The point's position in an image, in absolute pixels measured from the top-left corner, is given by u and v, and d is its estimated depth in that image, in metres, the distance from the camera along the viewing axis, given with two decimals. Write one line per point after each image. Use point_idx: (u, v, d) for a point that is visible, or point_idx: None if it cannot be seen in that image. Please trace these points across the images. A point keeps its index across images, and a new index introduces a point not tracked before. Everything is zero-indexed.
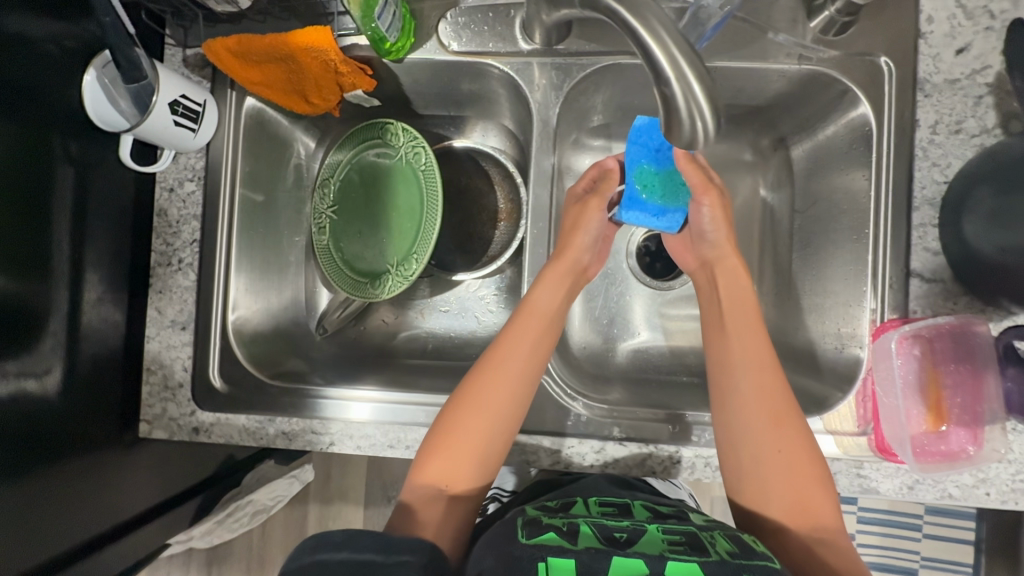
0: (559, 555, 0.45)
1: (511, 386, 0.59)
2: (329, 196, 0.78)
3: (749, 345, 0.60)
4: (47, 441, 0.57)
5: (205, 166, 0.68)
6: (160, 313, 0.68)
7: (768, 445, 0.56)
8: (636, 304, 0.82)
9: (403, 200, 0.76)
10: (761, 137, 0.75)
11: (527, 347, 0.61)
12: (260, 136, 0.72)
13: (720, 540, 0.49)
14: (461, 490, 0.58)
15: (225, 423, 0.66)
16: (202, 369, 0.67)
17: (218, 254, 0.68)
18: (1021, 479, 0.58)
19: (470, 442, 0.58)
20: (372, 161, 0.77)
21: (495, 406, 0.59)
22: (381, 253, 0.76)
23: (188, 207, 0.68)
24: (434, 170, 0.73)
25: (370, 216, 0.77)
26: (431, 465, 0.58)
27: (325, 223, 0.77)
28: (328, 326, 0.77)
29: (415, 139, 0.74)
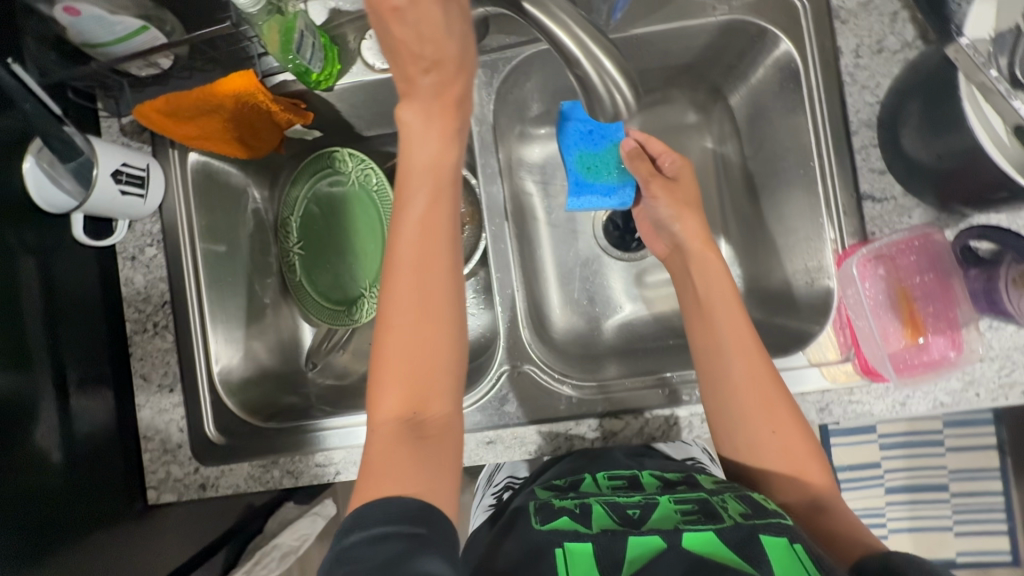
0: (575, 541, 0.45)
1: (428, 261, 0.52)
2: (293, 234, 0.79)
3: (732, 315, 0.59)
4: (54, 522, 0.58)
5: (162, 230, 0.68)
6: (147, 380, 0.68)
7: (761, 415, 0.56)
8: (613, 279, 0.82)
9: (364, 226, 0.77)
10: (698, 92, 0.76)
11: (425, 251, 0.52)
12: (212, 188, 0.72)
13: (731, 503, 0.50)
14: (434, 410, 0.50)
15: (231, 474, 0.66)
16: (197, 426, 0.67)
17: (191, 312, 0.68)
18: (1007, 374, 0.59)
19: (416, 365, 0.50)
20: (328, 192, 0.78)
21: (426, 304, 0.51)
22: (353, 280, 0.77)
23: (152, 272, 0.68)
24: (387, 189, 0.74)
25: (337, 246, 0.79)
26: (387, 397, 0.49)
27: (295, 261, 0.79)
28: (317, 360, 0.77)
29: (364, 162, 0.75)
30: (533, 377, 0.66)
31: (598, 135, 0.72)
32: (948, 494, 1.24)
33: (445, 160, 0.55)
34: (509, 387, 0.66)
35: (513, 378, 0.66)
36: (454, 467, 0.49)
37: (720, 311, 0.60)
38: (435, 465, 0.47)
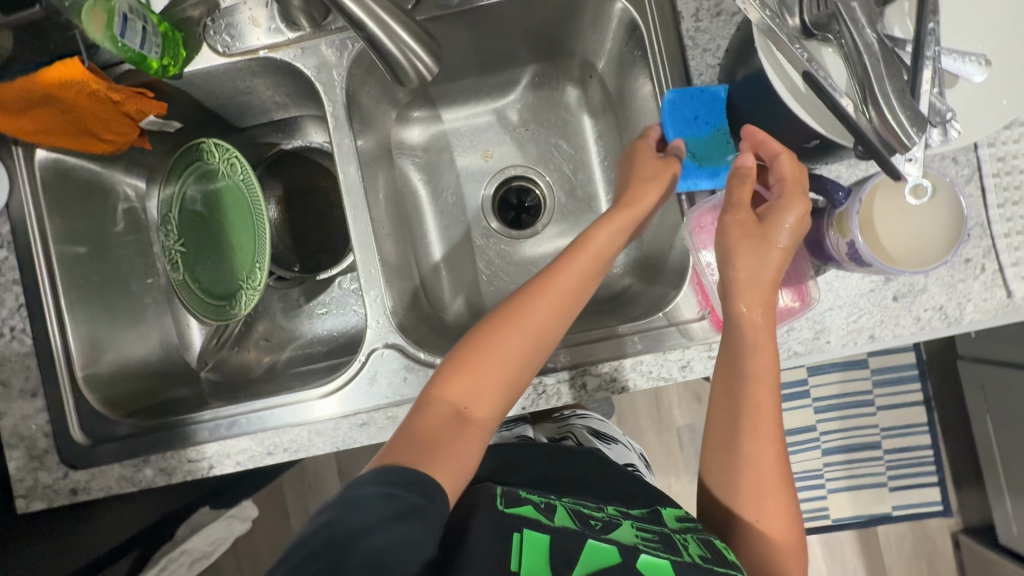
0: (533, 531, 0.44)
1: (552, 307, 0.57)
2: (173, 231, 0.77)
3: (765, 376, 0.53)
4: None
5: (12, 230, 0.66)
6: (8, 386, 0.66)
7: (749, 485, 0.52)
8: (504, 259, 0.82)
9: (238, 215, 0.75)
10: (571, 69, 0.79)
11: (536, 348, 0.57)
12: (67, 186, 0.70)
13: (692, 543, 0.48)
14: (480, 413, 0.55)
15: (101, 476, 0.65)
16: (65, 428, 0.65)
17: (48, 312, 0.67)
18: (853, 320, 0.61)
19: (496, 370, 0.55)
20: (202, 186, 0.77)
21: (530, 330, 0.57)
22: (232, 271, 0.76)
23: (4, 274, 0.66)
24: (250, 175, 0.71)
25: (216, 240, 0.77)
26: (455, 382, 0.55)
27: (177, 257, 0.77)
28: (208, 359, 0.76)
29: (228, 152, 0.73)
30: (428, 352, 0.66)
31: (704, 120, 0.62)
32: (882, 452, 1.26)
33: (645, 203, 0.61)
34: (375, 367, 0.64)
35: (380, 359, 0.64)
36: (467, 452, 0.52)
37: (752, 368, 0.53)
38: (452, 452, 0.51)
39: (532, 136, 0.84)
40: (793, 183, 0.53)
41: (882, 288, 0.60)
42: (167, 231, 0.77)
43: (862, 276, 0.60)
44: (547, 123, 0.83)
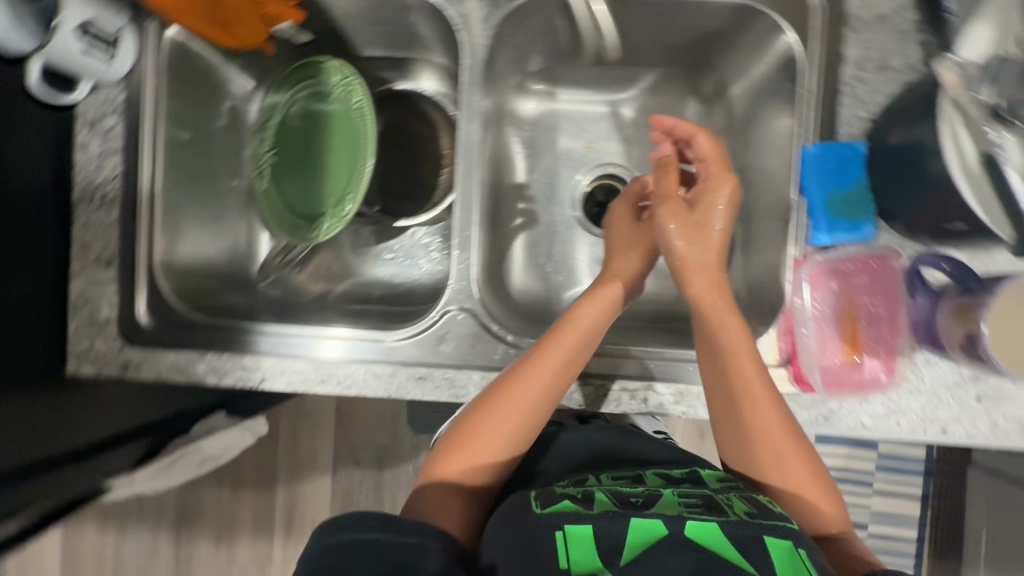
0: (576, 524, 0.46)
1: (553, 376, 0.58)
2: (268, 140, 0.77)
3: (743, 358, 0.56)
4: None
5: (127, 99, 0.65)
6: (85, 249, 0.66)
7: (767, 454, 0.54)
8: (579, 252, 0.81)
9: (340, 141, 0.75)
10: (703, 83, 0.77)
11: (549, 393, 0.58)
12: (187, 68, 0.69)
13: (737, 500, 0.50)
14: (489, 473, 0.57)
15: (154, 360, 0.65)
16: (130, 305, 0.66)
17: (144, 191, 0.66)
18: (929, 409, 0.60)
19: (496, 433, 0.56)
20: (309, 103, 0.76)
21: (513, 402, 0.57)
22: (319, 195, 0.76)
23: (109, 142, 0.65)
24: (367, 108, 0.72)
25: (309, 159, 0.77)
26: (449, 459, 0.56)
27: (266, 166, 0.76)
28: (271, 272, 0.77)
29: (349, 77, 0.72)
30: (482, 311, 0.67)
31: (847, 172, 0.61)
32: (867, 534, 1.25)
33: (625, 271, 0.66)
34: (449, 329, 0.65)
35: (455, 320, 0.65)
36: (473, 500, 0.56)
37: (724, 357, 0.56)
38: (453, 505, 0.55)
39: (641, 140, 0.83)
40: (714, 161, 0.64)
41: (967, 385, 0.59)
42: (263, 138, 0.76)
43: (952, 368, 0.59)
44: (658, 130, 0.81)
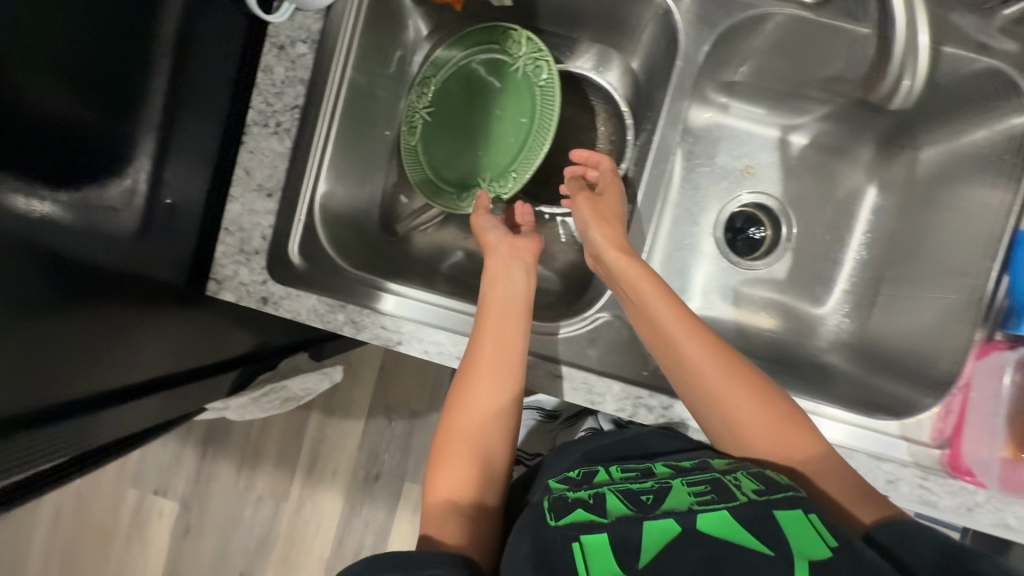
0: (592, 535, 0.46)
1: (512, 350, 0.62)
2: (427, 95, 0.74)
3: (656, 335, 0.61)
4: (77, 282, 0.54)
5: (322, 31, 0.63)
6: (249, 175, 0.64)
7: (750, 420, 0.57)
8: (712, 275, 0.82)
9: (511, 117, 0.73)
10: (890, 135, 0.74)
11: (517, 343, 0.62)
12: (381, 9, 0.67)
13: (743, 480, 0.52)
14: (489, 431, 0.61)
15: (296, 300, 0.64)
16: (284, 241, 0.65)
17: (319, 129, 0.64)
18: None
19: (492, 386, 0.61)
20: (484, 68, 0.73)
21: (501, 362, 0.61)
22: (473, 164, 0.74)
23: (294, 70, 0.63)
24: (555, 86, 0.69)
25: (468, 125, 0.74)
26: (462, 405, 0.62)
27: (418, 122, 0.74)
28: (399, 228, 0.77)
29: (539, 51, 0.70)
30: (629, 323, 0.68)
31: None
32: None
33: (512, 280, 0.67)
34: (602, 331, 0.67)
35: (608, 325, 0.67)
36: (474, 462, 0.59)
37: (663, 328, 0.61)
38: (458, 452, 0.59)
39: (802, 176, 0.81)
40: (611, 174, 0.70)
41: None
42: (423, 93, 0.73)
43: None
44: (823, 169, 0.80)
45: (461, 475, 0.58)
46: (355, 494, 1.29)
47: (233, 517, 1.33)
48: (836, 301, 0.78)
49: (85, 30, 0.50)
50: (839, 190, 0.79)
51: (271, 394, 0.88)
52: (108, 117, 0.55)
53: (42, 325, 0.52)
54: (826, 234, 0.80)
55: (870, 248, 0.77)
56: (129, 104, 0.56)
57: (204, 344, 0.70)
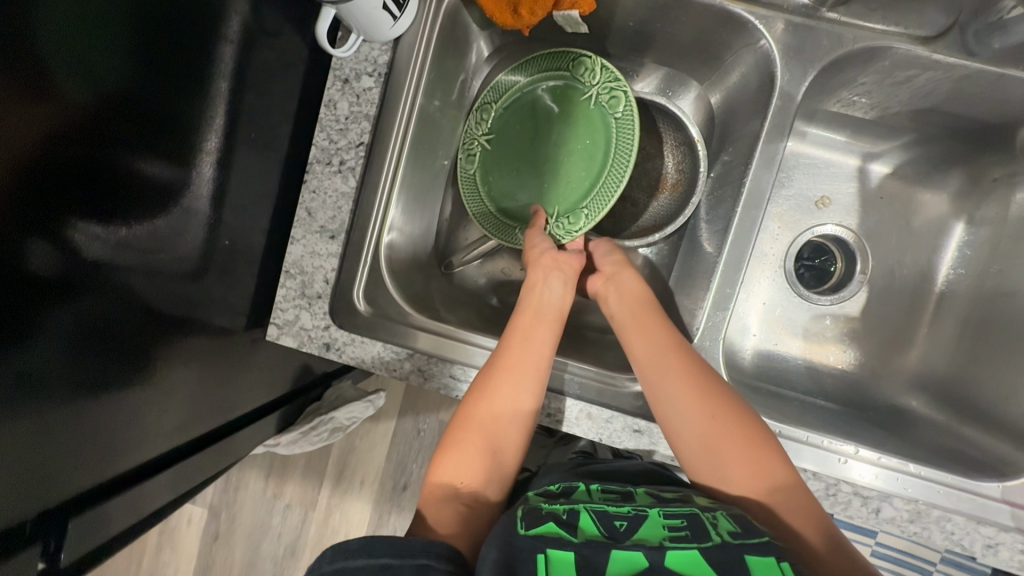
0: (558, 550, 0.44)
1: (540, 355, 0.60)
2: (488, 122, 0.69)
3: (654, 364, 0.59)
4: (126, 339, 0.53)
5: (389, 64, 0.60)
6: (310, 216, 0.61)
7: (728, 447, 0.55)
8: (782, 311, 0.78)
9: (583, 149, 0.67)
10: (984, 169, 0.69)
11: (543, 352, 0.60)
12: (448, 39, 0.64)
13: (722, 518, 0.49)
14: (502, 437, 0.58)
15: (361, 346, 0.61)
16: (348, 285, 0.62)
17: (385, 167, 0.61)
18: None
19: (513, 396, 0.58)
20: (551, 95, 0.68)
21: (527, 365, 0.59)
22: (539, 197, 0.69)
23: (360, 105, 0.60)
24: (634, 117, 0.63)
25: (534, 156, 0.69)
26: (478, 404, 0.59)
27: (476, 151, 0.69)
28: (454, 264, 0.72)
29: (614, 80, 0.64)
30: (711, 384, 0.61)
31: None
32: None
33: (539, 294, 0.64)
34: None
35: None
36: (480, 464, 0.57)
37: (665, 345, 0.60)
38: (469, 452, 0.57)
39: (879, 206, 0.77)
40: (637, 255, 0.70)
41: None
42: (483, 118, 0.68)
43: None
44: (902, 198, 0.76)
45: (470, 465, 0.57)
46: (383, 503, 1.17)
47: (261, 525, 1.22)
48: (921, 342, 0.73)
49: (164, 66, 0.48)
50: (917, 219, 0.75)
51: (321, 426, 0.89)
52: (179, 150, 0.52)
53: (90, 390, 0.51)
54: (905, 267, 0.76)
55: (956, 284, 0.72)
56: (193, 144, 0.53)
57: (250, 380, 0.70)
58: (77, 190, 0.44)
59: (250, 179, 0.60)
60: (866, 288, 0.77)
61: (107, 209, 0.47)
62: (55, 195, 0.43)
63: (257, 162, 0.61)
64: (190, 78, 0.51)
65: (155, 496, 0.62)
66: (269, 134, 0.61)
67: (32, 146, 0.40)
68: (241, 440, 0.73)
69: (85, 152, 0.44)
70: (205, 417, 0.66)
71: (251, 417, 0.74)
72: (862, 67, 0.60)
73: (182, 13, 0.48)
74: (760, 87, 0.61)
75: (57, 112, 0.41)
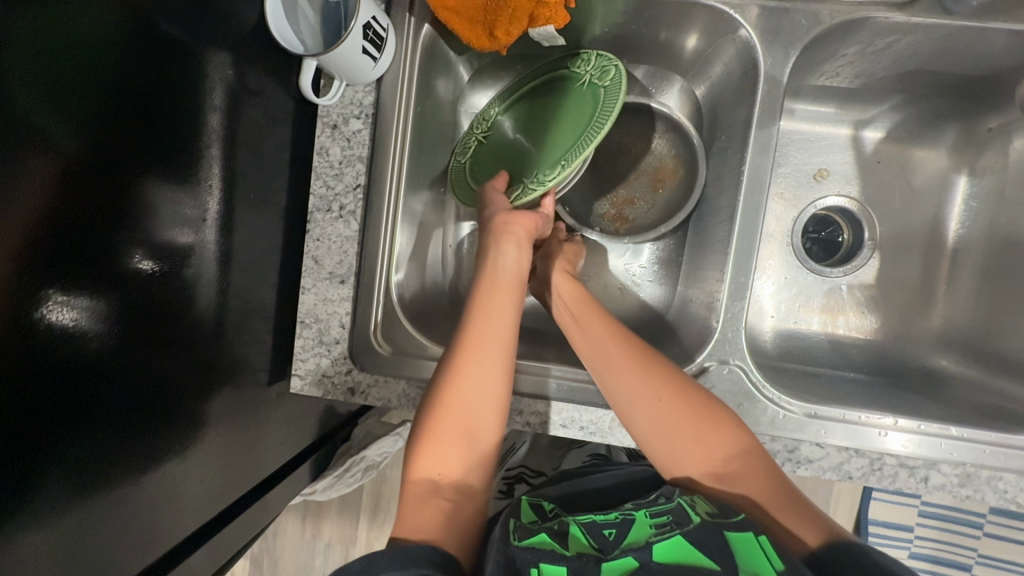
0: (551, 563, 0.43)
1: (501, 330, 0.55)
2: (488, 123, 0.69)
3: (593, 351, 0.59)
4: (146, 410, 0.52)
5: (375, 103, 0.60)
6: (318, 263, 0.61)
7: (673, 421, 0.55)
8: (794, 287, 0.77)
9: (569, 124, 0.63)
10: (979, 119, 0.69)
11: (508, 323, 0.56)
12: (429, 69, 0.65)
13: (698, 502, 0.50)
14: (478, 422, 0.52)
15: (385, 386, 0.61)
16: (364, 328, 0.62)
17: (384, 205, 0.62)
18: None
19: (483, 373, 0.53)
20: (549, 91, 0.67)
21: (488, 338, 0.55)
22: (523, 169, 0.66)
23: (352, 147, 0.61)
24: (623, 81, 0.58)
25: (526, 143, 0.67)
26: (444, 394, 0.53)
27: (473, 146, 0.69)
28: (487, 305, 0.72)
29: (609, 61, 0.62)
30: (738, 377, 0.60)
31: None
32: None
33: (500, 267, 0.59)
34: (711, 383, 0.60)
35: (722, 375, 0.60)
36: (456, 453, 0.52)
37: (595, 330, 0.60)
38: (443, 443, 0.52)
39: (877, 171, 0.77)
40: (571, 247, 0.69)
41: None
42: (482, 119, 0.69)
43: None
44: (899, 160, 0.76)
45: (445, 453, 0.51)
46: None
47: (303, 569, 1.21)
48: (941, 300, 0.72)
49: (151, 132, 0.48)
50: (918, 177, 0.75)
51: (354, 467, 0.90)
52: (179, 212, 0.52)
53: (115, 468, 0.50)
54: (911, 227, 0.75)
55: (967, 239, 0.72)
56: (194, 210, 0.53)
57: (276, 431, 0.70)
58: (75, 266, 0.43)
59: (252, 235, 0.61)
60: (877, 254, 0.77)
61: (106, 279, 0.46)
62: (62, 279, 0.43)
63: (259, 219, 0.61)
64: (179, 147, 0.51)
65: (198, 563, 0.62)
66: (267, 189, 0.62)
67: (28, 226, 0.39)
68: (277, 494, 0.72)
69: (87, 237, 0.44)
70: (238, 477, 0.65)
71: (284, 468, 0.74)
72: (843, 40, 0.61)
73: (163, 86, 0.48)
74: (743, 74, 0.61)
75: (48, 189, 0.40)
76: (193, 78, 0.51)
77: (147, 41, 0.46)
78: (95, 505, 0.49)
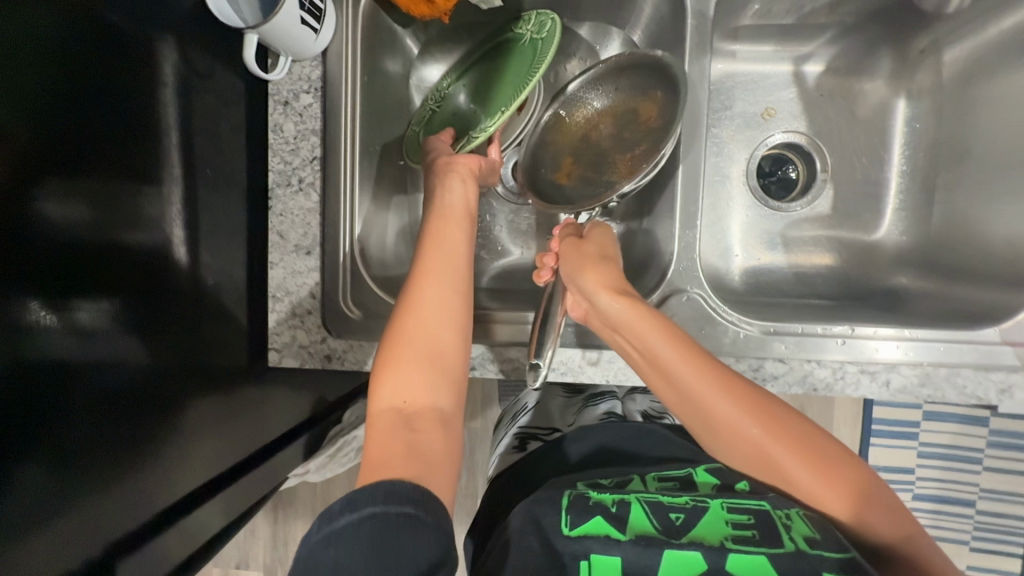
0: (604, 555, 0.45)
1: (454, 260, 0.58)
2: (443, 91, 0.72)
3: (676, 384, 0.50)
4: (130, 396, 0.51)
5: (320, 76, 0.64)
6: (284, 237, 0.67)
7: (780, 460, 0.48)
8: (759, 224, 0.79)
9: (510, 76, 0.66)
10: (910, 41, 0.72)
11: (458, 249, 0.59)
12: (374, 42, 0.67)
13: (796, 520, 0.47)
14: (437, 345, 0.53)
15: (359, 349, 0.66)
16: (333, 295, 0.66)
17: (342, 179, 0.66)
18: None
19: (440, 299, 0.55)
20: (494, 53, 0.70)
21: (439, 265, 0.57)
22: (471, 124, 0.69)
23: (305, 121, 0.66)
24: (556, 30, 0.62)
25: (474, 102, 0.70)
26: (407, 321, 0.54)
27: (428, 113, 0.72)
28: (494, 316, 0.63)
29: (544, 15, 0.65)
30: (697, 303, 0.62)
31: None
32: None
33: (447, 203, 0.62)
34: (674, 314, 0.62)
35: (682, 303, 0.62)
36: (421, 378, 0.52)
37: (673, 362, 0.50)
38: (407, 369, 0.52)
39: (823, 104, 0.78)
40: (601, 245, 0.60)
41: None
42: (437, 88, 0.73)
43: None
44: (842, 91, 0.78)
45: (408, 378, 0.51)
46: None
47: None
48: (896, 222, 0.75)
49: (104, 113, 0.48)
50: (864, 106, 0.77)
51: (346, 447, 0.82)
52: (143, 196, 0.52)
53: (104, 456, 0.49)
54: (864, 156, 0.77)
55: (913, 159, 0.74)
56: (157, 193, 0.53)
57: None
58: (36, 246, 0.43)
59: (219, 218, 0.60)
60: (832, 184, 0.79)
61: (70, 261, 0.46)
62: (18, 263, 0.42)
63: (223, 202, 0.61)
64: (135, 127, 0.51)
65: None
66: (229, 172, 0.62)
67: None
68: None
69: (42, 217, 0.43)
70: None
71: None
72: None
73: (111, 65, 0.49)
74: (673, 15, 0.64)
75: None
76: (142, 59, 0.51)
77: (91, 20, 0.47)
78: (83, 496, 0.47)
